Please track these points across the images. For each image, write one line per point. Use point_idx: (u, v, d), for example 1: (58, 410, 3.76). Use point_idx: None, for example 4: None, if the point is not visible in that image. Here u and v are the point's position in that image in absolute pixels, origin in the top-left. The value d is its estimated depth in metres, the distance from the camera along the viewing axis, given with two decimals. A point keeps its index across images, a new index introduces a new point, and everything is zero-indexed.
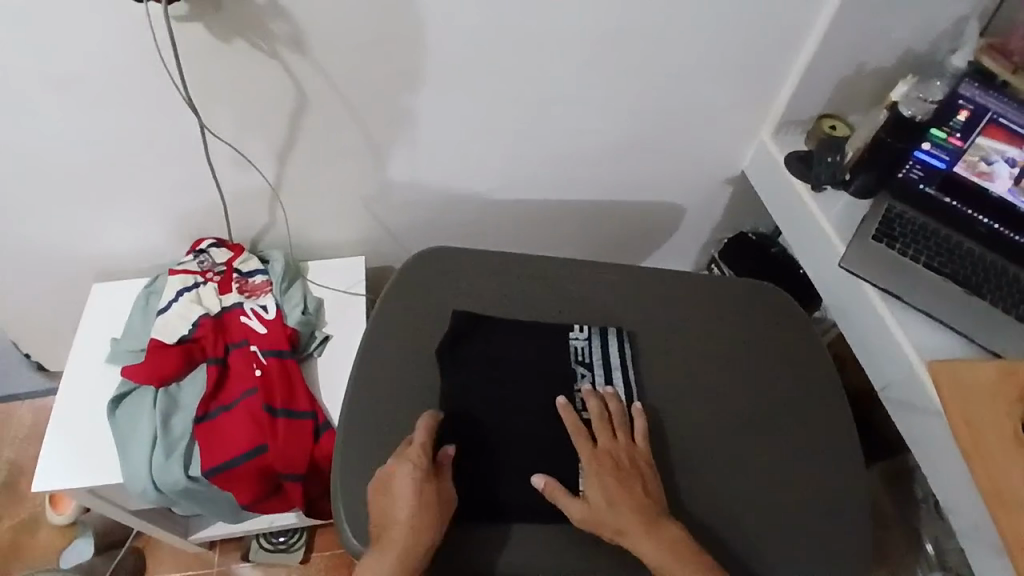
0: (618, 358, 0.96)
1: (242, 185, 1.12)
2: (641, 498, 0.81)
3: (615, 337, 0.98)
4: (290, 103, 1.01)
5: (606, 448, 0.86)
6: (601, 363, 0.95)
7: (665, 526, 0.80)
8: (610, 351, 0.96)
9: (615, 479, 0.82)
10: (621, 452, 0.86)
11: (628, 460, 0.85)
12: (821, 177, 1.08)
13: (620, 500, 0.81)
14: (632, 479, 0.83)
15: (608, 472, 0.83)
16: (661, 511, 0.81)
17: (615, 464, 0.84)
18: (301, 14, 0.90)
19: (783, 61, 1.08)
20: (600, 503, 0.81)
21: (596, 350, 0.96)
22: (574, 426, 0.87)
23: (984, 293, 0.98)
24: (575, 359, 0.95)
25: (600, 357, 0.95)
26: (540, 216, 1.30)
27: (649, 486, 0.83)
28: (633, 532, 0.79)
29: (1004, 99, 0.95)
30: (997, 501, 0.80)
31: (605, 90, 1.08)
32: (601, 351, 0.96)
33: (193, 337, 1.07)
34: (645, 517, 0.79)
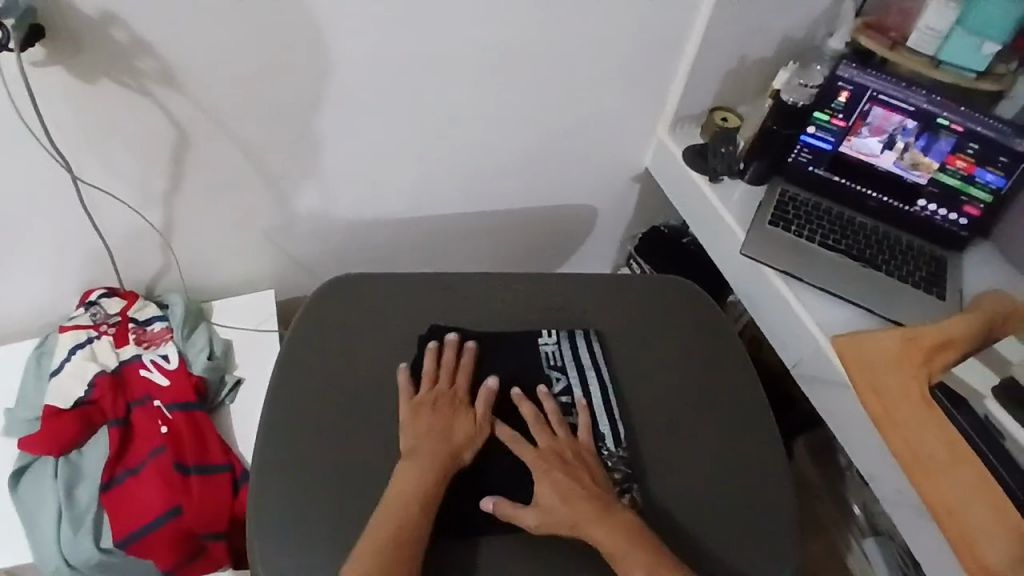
0: (590, 358, 0.96)
1: (129, 233, 1.05)
2: (591, 489, 0.82)
3: (584, 336, 0.98)
4: (169, 143, 0.95)
5: (549, 446, 0.86)
6: (573, 365, 0.95)
7: (616, 513, 0.80)
8: (582, 353, 0.96)
9: (564, 473, 0.83)
10: (564, 447, 0.86)
11: (574, 453, 0.86)
12: (718, 168, 1.10)
13: (572, 491, 0.82)
14: (578, 471, 0.84)
15: (556, 466, 0.84)
16: (611, 499, 0.82)
17: (561, 459, 0.85)
18: (171, 49, 0.86)
19: (672, 57, 1.09)
20: (552, 500, 0.81)
21: (566, 352, 0.96)
22: (511, 436, 0.87)
23: (880, 264, 1.02)
24: (548, 365, 0.94)
25: (571, 358, 0.95)
26: (451, 231, 1.27)
27: (596, 475, 0.85)
28: (586, 523, 0.79)
29: (882, 78, 0.99)
30: (918, 470, 0.85)
31: (501, 100, 1.07)
32: (571, 352, 0.96)
33: (90, 399, 0.99)
34: (594, 506, 0.80)
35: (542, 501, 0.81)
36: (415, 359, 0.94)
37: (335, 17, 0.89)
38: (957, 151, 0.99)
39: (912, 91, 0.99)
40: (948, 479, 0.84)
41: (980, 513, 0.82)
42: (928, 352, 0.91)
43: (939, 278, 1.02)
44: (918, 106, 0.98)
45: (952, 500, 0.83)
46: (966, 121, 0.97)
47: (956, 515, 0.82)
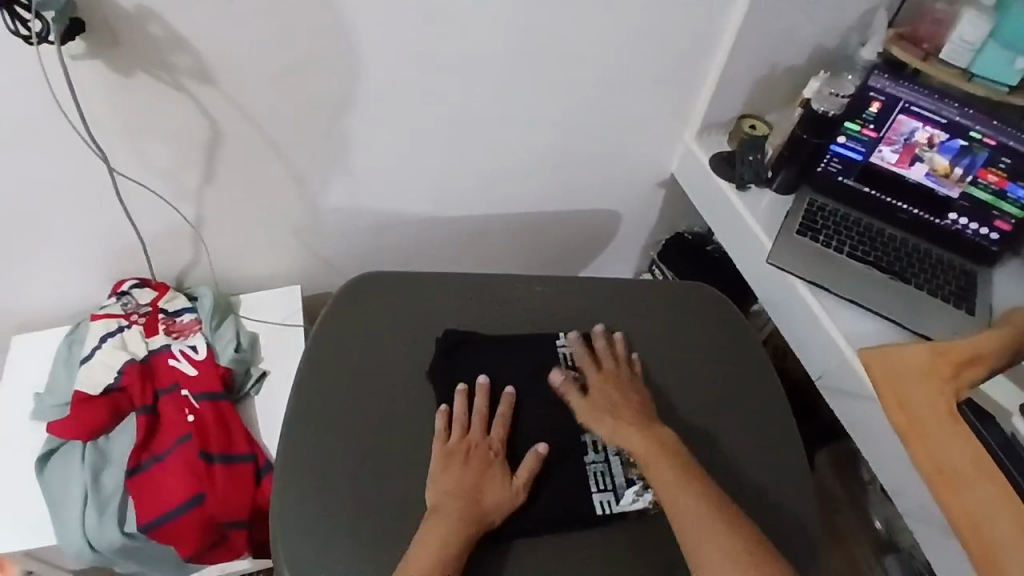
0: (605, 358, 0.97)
1: (161, 225, 1.07)
2: (636, 407, 0.90)
3: (598, 337, 0.99)
4: (202, 138, 0.97)
5: (609, 370, 0.94)
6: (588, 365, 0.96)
7: (655, 426, 0.88)
8: (596, 352, 0.97)
9: (618, 391, 0.92)
10: (620, 371, 0.95)
11: (629, 380, 0.94)
12: (745, 176, 1.10)
13: (619, 407, 0.90)
14: (629, 391, 0.92)
15: (611, 384, 0.92)
16: (654, 416, 0.90)
17: (617, 380, 0.93)
18: (207, 45, 0.87)
19: (701, 64, 1.10)
20: (605, 409, 0.91)
21: (582, 353, 0.97)
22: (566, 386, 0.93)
23: (910, 277, 1.01)
24: (563, 364, 0.96)
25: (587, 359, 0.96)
26: (476, 231, 1.27)
27: (643, 398, 0.92)
28: (626, 428, 0.88)
29: (914, 89, 0.98)
30: (942, 483, 0.84)
31: (528, 102, 1.07)
32: (587, 353, 0.97)
33: (119, 386, 1.02)
34: (637, 419, 0.89)
35: (591, 411, 0.91)
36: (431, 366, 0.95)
37: (368, 17, 0.90)
38: (990, 165, 0.98)
39: (946, 103, 0.97)
40: (974, 493, 0.83)
41: (1007, 528, 0.80)
42: (957, 366, 0.90)
43: (969, 292, 1.01)
44: (951, 118, 0.97)
45: (977, 514, 0.82)
46: (1000, 135, 0.96)
47: (981, 530, 0.81)
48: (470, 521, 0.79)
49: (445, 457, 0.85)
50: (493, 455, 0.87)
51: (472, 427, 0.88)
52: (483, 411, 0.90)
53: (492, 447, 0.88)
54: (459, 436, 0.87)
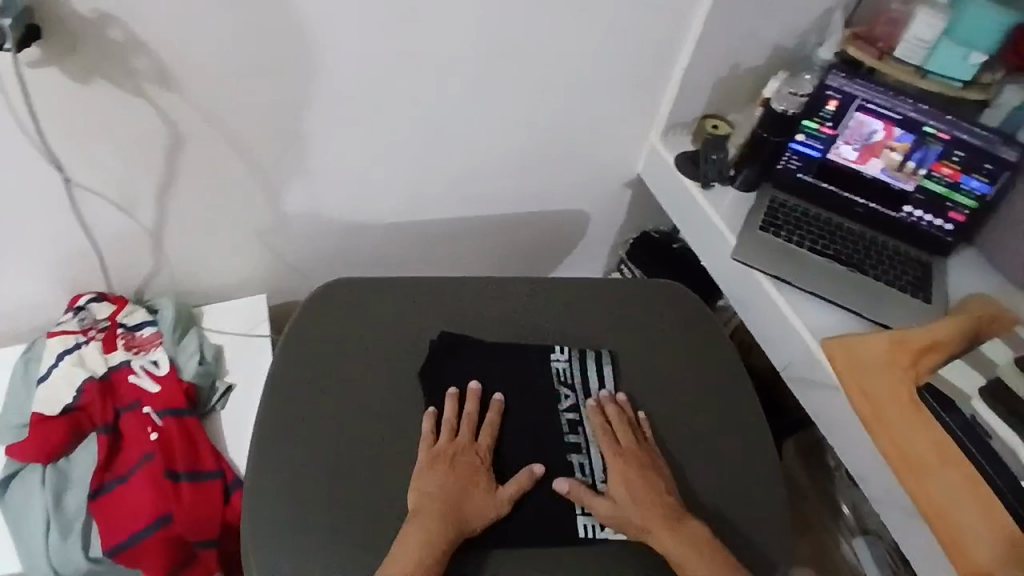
0: (600, 382, 0.96)
1: (120, 237, 1.04)
2: (664, 499, 0.84)
3: (595, 356, 0.97)
4: (161, 144, 0.95)
5: (630, 448, 0.89)
6: (582, 386, 0.95)
7: (687, 523, 0.82)
8: (590, 370, 0.96)
9: (641, 475, 0.86)
10: (640, 452, 0.89)
11: (650, 459, 0.88)
12: (709, 175, 1.11)
13: (646, 498, 0.84)
14: (653, 475, 0.86)
15: (633, 470, 0.86)
16: (682, 508, 0.84)
17: (639, 461, 0.88)
18: (168, 51, 0.85)
19: (665, 64, 1.11)
20: (626, 497, 0.84)
21: (577, 372, 0.96)
22: (602, 427, 0.91)
23: (868, 268, 1.03)
24: (557, 381, 0.95)
25: (580, 379, 0.95)
26: (444, 234, 1.27)
27: (669, 483, 0.87)
28: (657, 531, 0.81)
29: (869, 87, 1.01)
30: (907, 470, 0.86)
31: (495, 103, 1.07)
32: (581, 370, 0.96)
33: (78, 406, 0.98)
34: (668, 514, 0.83)
35: (619, 504, 0.84)
36: (423, 373, 0.94)
37: (331, 20, 0.89)
38: (943, 158, 1.01)
39: (899, 100, 1.00)
40: (938, 479, 0.85)
41: (969, 512, 0.83)
42: (915, 354, 0.92)
43: (924, 281, 1.04)
44: (905, 114, 1.00)
45: (942, 499, 0.84)
46: (952, 129, 0.99)
47: (946, 515, 0.84)
48: (450, 525, 0.80)
49: (432, 461, 0.85)
50: (479, 461, 0.87)
51: (460, 432, 0.88)
52: (472, 416, 0.90)
53: (479, 452, 0.88)
54: (447, 440, 0.87)
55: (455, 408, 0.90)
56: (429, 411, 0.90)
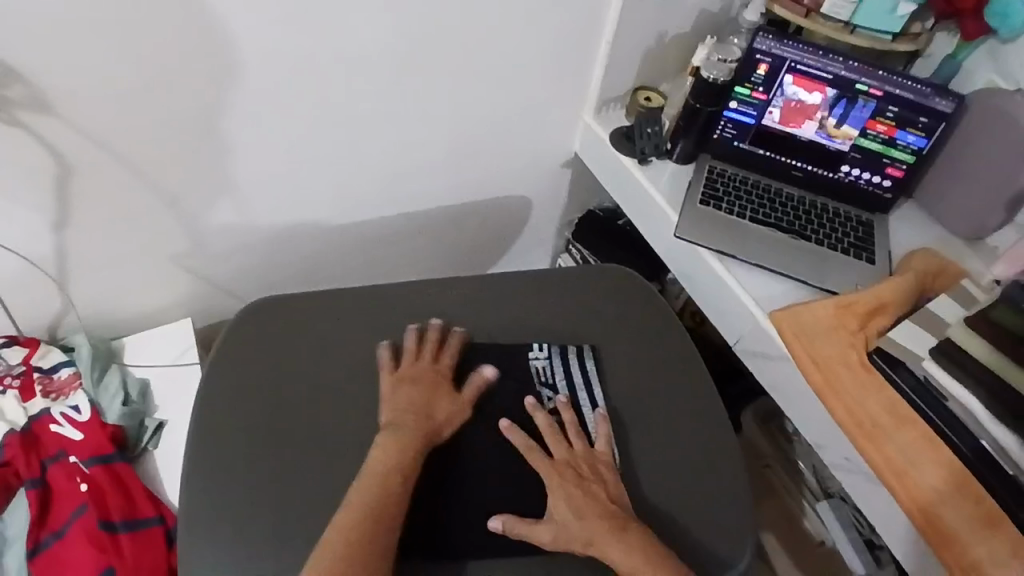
0: (583, 377, 0.91)
1: (21, 278, 0.95)
2: (606, 507, 0.79)
3: (578, 354, 0.93)
4: (50, 173, 0.86)
5: (563, 458, 0.83)
6: (565, 384, 0.91)
7: (633, 529, 0.77)
8: (574, 367, 0.92)
9: (579, 487, 0.80)
10: (579, 460, 0.83)
11: (592, 467, 0.83)
12: (645, 150, 1.08)
13: (588, 509, 0.78)
14: (594, 485, 0.81)
15: (571, 481, 0.80)
16: (627, 515, 0.79)
17: (575, 473, 0.82)
18: (42, 73, 0.76)
19: (592, 38, 1.06)
20: (567, 514, 0.78)
21: (559, 370, 0.91)
22: (525, 443, 0.83)
23: (810, 234, 1.02)
24: (538, 380, 0.90)
25: (563, 376, 0.91)
26: (381, 234, 1.20)
27: (612, 492, 0.81)
28: (601, 540, 0.76)
29: (799, 48, 0.98)
30: (862, 434, 0.86)
31: (415, 95, 1.01)
32: (565, 367, 0.92)
33: (1, 462, 0.90)
34: (612, 522, 0.77)
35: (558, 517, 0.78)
36: (401, 385, 0.89)
37: (224, 22, 0.81)
38: (877, 115, 0.99)
39: (830, 59, 0.98)
40: (893, 441, 0.85)
41: (927, 470, 0.83)
42: (862, 318, 0.91)
43: (867, 242, 1.02)
44: (837, 74, 0.98)
45: (899, 460, 0.84)
46: (885, 85, 0.97)
47: (905, 476, 0.83)
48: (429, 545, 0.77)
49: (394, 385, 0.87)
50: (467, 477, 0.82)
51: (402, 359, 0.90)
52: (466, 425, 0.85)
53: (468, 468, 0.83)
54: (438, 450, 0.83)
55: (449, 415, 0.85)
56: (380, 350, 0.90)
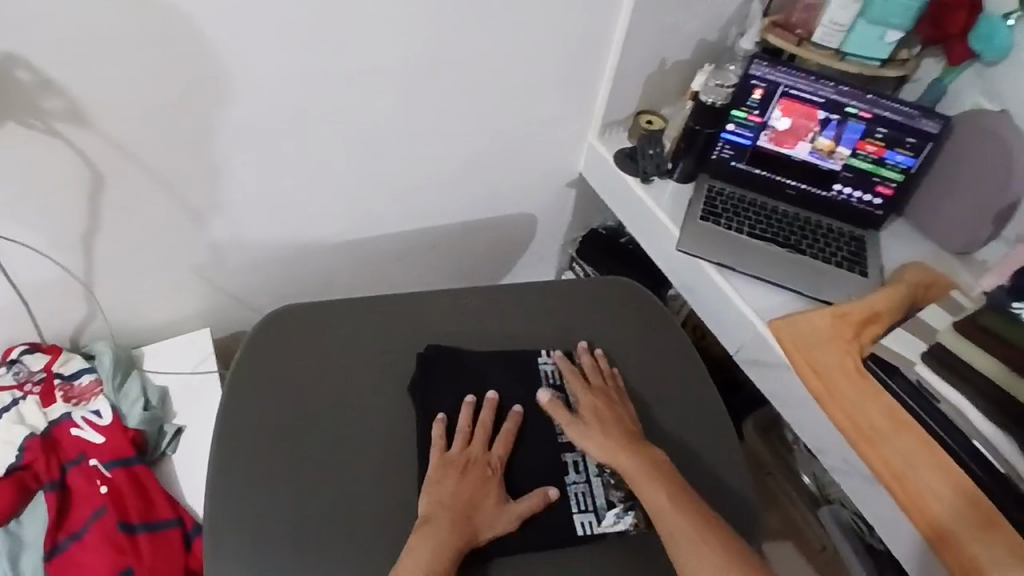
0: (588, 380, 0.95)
1: (47, 286, 0.98)
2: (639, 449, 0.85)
3: (582, 357, 0.98)
4: (81, 183, 0.90)
5: (597, 386, 0.93)
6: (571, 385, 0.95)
7: (647, 447, 0.86)
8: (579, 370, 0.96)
9: (606, 409, 0.90)
10: (611, 390, 0.93)
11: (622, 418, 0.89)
12: (647, 170, 1.13)
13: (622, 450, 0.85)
14: (628, 433, 0.87)
15: (600, 400, 0.91)
16: (645, 439, 0.88)
17: (607, 398, 0.91)
18: (82, 86, 0.81)
19: (596, 64, 1.12)
20: (592, 421, 0.88)
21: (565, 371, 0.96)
22: (573, 373, 0.94)
23: (805, 247, 1.06)
24: (546, 382, 0.94)
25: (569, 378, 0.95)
26: (393, 249, 1.24)
27: (632, 420, 0.90)
28: (618, 447, 0.85)
29: (792, 74, 1.04)
30: (862, 438, 0.89)
31: (428, 114, 1.06)
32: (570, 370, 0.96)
33: (22, 465, 0.92)
34: (630, 439, 0.86)
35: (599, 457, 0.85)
36: (413, 391, 0.92)
37: (255, 44, 0.87)
38: (867, 136, 1.05)
39: (821, 83, 1.04)
40: (892, 445, 0.88)
41: (925, 472, 0.86)
42: (857, 326, 0.95)
43: (860, 256, 1.07)
44: (828, 97, 1.03)
45: (898, 464, 0.87)
46: (874, 107, 1.03)
47: (904, 477, 0.86)
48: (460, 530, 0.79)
49: (444, 468, 0.84)
50: (491, 471, 0.85)
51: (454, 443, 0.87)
52: (488, 424, 0.89)
53: (491, 463, 0.86)
54: (459, 448, 0.86)
55: (470, 416, 0.89)
56: (440, 418, 0.89)
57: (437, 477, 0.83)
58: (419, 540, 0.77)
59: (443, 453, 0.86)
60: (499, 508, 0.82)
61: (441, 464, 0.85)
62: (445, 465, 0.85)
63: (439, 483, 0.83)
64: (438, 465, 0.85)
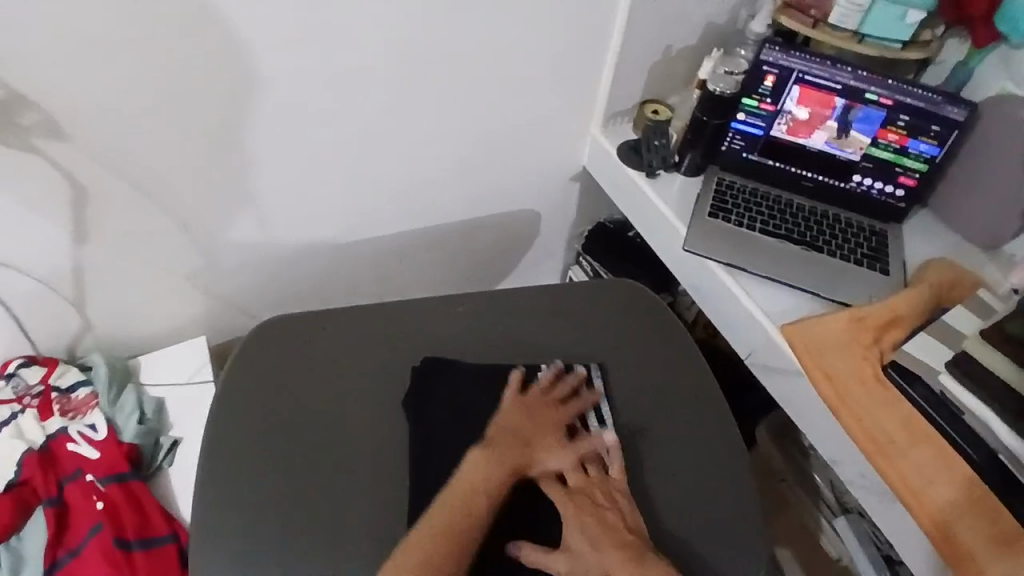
0: (589, 397, 0.90)
1: (37, 299, 0.97)
2: (573, 450, 0.84)
3: (585, 373, 0.92)
4: (64, 198, 0.88)
5: (578, 486, 0.82)
6: (572, 403, 0.89)
7: (652, 561, 0.75)
8: (579, 388, 0.91)
9: (594, 517, 0.79)
10: (594, 488, 0.82)
11: (562, 415, 0.87)
12: (653, 163, 1.08)
13: (562, 453, 0.84)
14: (610, 516, 0.79)
15: (586, 511, 0.79)
16: (647, 546, 0.77)
17: (591, 501, 0.80)
18: (55, 99, 0.78)
19: (597, 54, 1.06)
20: (582, 545, 0.77)
21: (566, 389, 0.90)
22: (541, 470, 0.83)
23: (822, 245, 1.00)
24: (546, 401, 0.89)
25: (570, 396, 0.90)
26: (392, 248, 1.20)
27: (630, 521, 0.79)
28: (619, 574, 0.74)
29: (806, 58, 0.97)
30: (878, 451, 0.84)
31: (419, 111, 1.01)
32: (571, 387, 0.90)
33: (20, 479, 0.92)
34: (628, 554, 0.75)
35: (533, 456, 0.83)
36: (406, 406, 0.89)
37: (231, 48, 0.83)
38: (888, 124, 0.98)
39: (838, 68, 0.97)
40: (910, 458, 0.83)
41: (944, 489, 0.81)
42: (876, 331, 0.90)
43: (881, 252, 1.01)
44: (845, 83, 0.97)
45: (915, 479, 0.82)
46: (895, 94, 0.96)
47: (921, 493, 0.81)
48: (468, 518, 0.77)
49: (523, 404, 0.87)
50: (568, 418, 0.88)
51: (538, 386, 0.90)
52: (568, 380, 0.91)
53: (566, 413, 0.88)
54: (544, 393, 0.89)
55: (554, 375, 0.91)
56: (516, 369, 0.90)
57: (518, 409, 0.86)
58: (464, 476, 0.80)
59: (545, 390, 0.89)
60: (557, 449, 0.84)
61: (523, 400, 0.87)
62: (545, 402, 0.88)
63: (508, 422, 0.85)
64: (520, 403, 0.87)
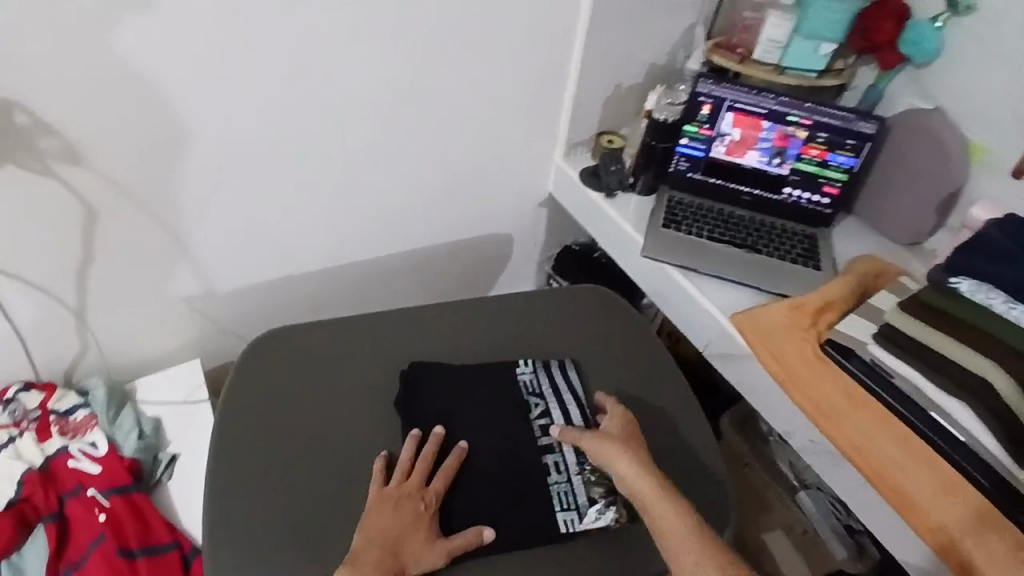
0: (566, 385, 0.99)
1: (41, 320, 1.02)
2: (446, 544, 0.83)
3: (560, 367, 1.01)
4: (75, 221, 0.95)
5: (631, 434, 0.91)
6: (550, 391, 0.98)
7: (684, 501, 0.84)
8: (556, 376, 1.00)
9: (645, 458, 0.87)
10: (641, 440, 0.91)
11: (423, 501, 0.86)
12: (611, 185, 1.20)
13: (432, 548, 0.82)
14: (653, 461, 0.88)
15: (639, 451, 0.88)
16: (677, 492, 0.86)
17: (642, 446, 0.89)
18: (75, 126, 0.87)
19: (557, 91, 1.20)
20: (636, 475, 0.85)
21: (543, 379, 0.99)
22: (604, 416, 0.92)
23: (762, 248, 1.13)
24: (526, 392, 0.97)
25: (548, 385, 0.99)
26: (376, 271, 1.29)
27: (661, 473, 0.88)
28: (661, 501, 0.82)
29: (735, 88, 1.12)
30: (824, 419, 0.95)
31: (402, 141, 1.12)
32: (548, 378, 0.99)
33: (20, 498, 0.94)
34: (669, 489, 0.84)
35: (404, 550, 0.81)
36: (399, 406, 0.97)
37: (236, 84, 0.93)
38: (809, 142, 1.13)
39: (763, 96, 1.12)
40: (853, 423, 0.94)
41: (886, 446, 0.91)
42: (812, 315, 1.01)
43: (814, 251, 1.14)
44: (770, 108, 1.12)
45: (859, 439, 0.93)
46: (813, 114, 1.11)
47: (865, 452, 0.92)
48: None
49: (379, 501, 0.85)
50: (425, 509, 0.85)
51: (412, 472, 0.88)
52: (429, 455, 0.89)
53: (427, 500, 0.86)
54: (397, 483, 0.87)
55: (412, 449, 0.90)
56: (378, 457, 0.90)
57: (383, 508, 0.84)
58: None
59: (399, 482, 0.87)
60: (428, 544, 0.82)
61: (384, 493, 0.86)
62: (402, 493, 0.86)
63: (372, 520, 0.83)
64: (384, 498, 0.85)
